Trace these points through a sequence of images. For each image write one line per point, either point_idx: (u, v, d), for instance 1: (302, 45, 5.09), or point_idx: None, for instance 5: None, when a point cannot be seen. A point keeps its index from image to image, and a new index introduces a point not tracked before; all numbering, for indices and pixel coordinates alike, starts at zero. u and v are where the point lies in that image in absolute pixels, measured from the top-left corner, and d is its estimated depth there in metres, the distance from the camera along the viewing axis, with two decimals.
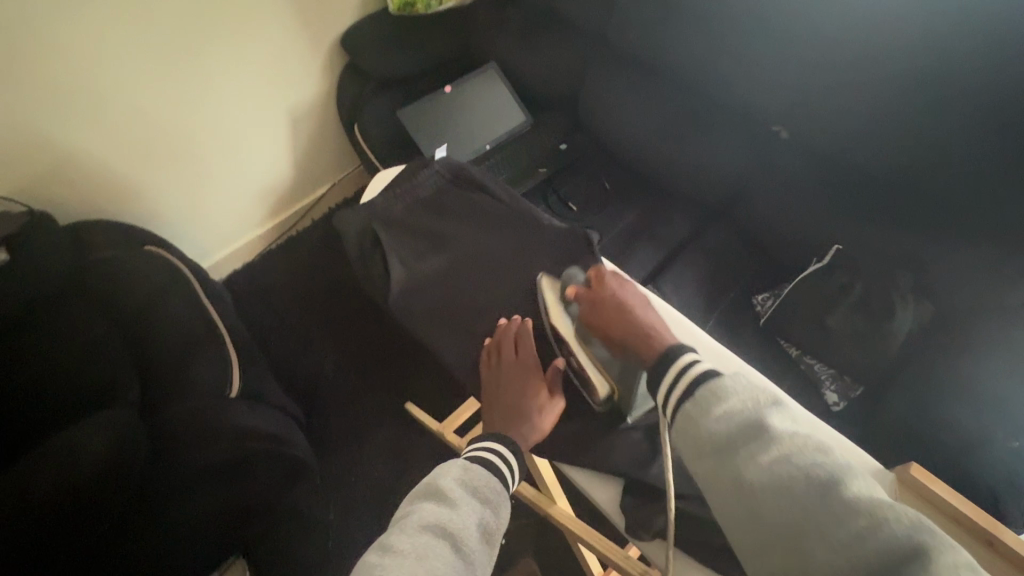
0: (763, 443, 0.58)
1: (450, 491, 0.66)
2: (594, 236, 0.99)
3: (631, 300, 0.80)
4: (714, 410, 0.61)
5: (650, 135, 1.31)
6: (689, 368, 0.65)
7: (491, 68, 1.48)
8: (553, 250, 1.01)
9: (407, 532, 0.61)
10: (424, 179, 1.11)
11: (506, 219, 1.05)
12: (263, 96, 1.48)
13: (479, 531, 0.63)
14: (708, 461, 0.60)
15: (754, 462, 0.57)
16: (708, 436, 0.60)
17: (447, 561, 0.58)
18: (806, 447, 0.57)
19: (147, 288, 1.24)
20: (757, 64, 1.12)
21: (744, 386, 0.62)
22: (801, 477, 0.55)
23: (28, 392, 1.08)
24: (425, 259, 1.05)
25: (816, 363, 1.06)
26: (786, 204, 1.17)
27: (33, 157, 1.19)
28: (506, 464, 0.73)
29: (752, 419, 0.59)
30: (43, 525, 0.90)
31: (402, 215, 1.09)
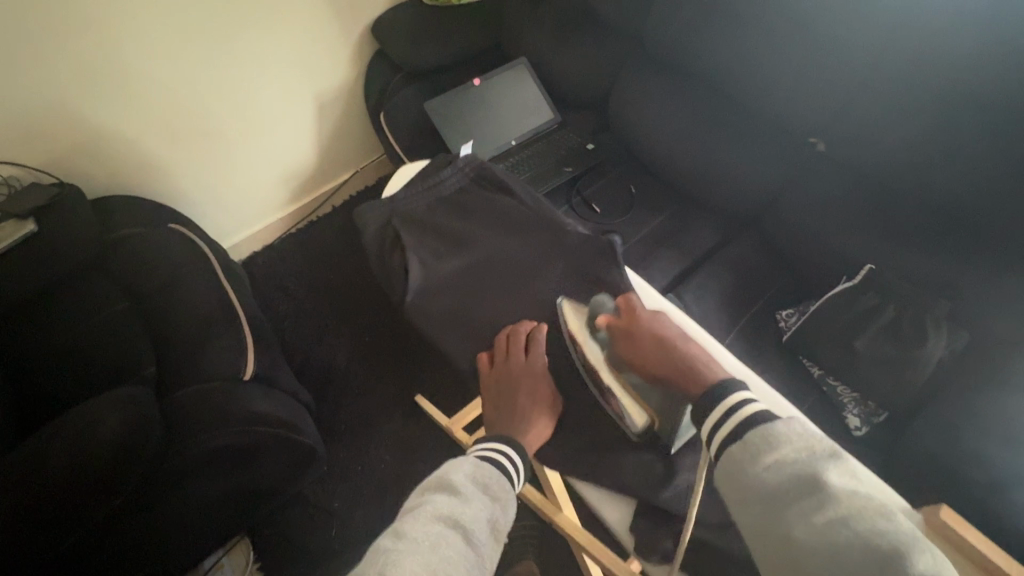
0: (819, 501, 0.52)
1: (462, 485, 0.65)
2: (619, 245, 0.96)
3: (669, 332, 0.76)
4: (763, 457, 0.57)
5: (680, 141, 1.28)
6: (739, 405, 0.62)
7: (522, 62, 1.45)
8: (575, 254, 0.98)
9: (419, 521, 0.60)
10: (448, 176, 1.09)
11: (528, 222, 1.03)
12: (291, 80, 1.48)
13: (489, 528, 0.63)
14: (755, 512, 0.56)
15: (805, 521, 0.52)
16: (754, 486, 0.56)
17: (458, 554, 0.57)
18: (869, 510, 0.50)
19: (168, 267, 1.25)
20: (796, 73, 1.08)
21: (798, 434, 0.58)
22: (859, 544, 0.48)
23: (55, 363, 1.13)
24: (443, 259, 1.03)
25: (838, 385, 1.03)
26: (818, 220, 1.13)
27: (64, 130, 1.20)
28: (515, 465, 0.72)
29: (806, 473, 0.54)
30: (55, 503, 0.90)
31: (423, 211, 1.07)
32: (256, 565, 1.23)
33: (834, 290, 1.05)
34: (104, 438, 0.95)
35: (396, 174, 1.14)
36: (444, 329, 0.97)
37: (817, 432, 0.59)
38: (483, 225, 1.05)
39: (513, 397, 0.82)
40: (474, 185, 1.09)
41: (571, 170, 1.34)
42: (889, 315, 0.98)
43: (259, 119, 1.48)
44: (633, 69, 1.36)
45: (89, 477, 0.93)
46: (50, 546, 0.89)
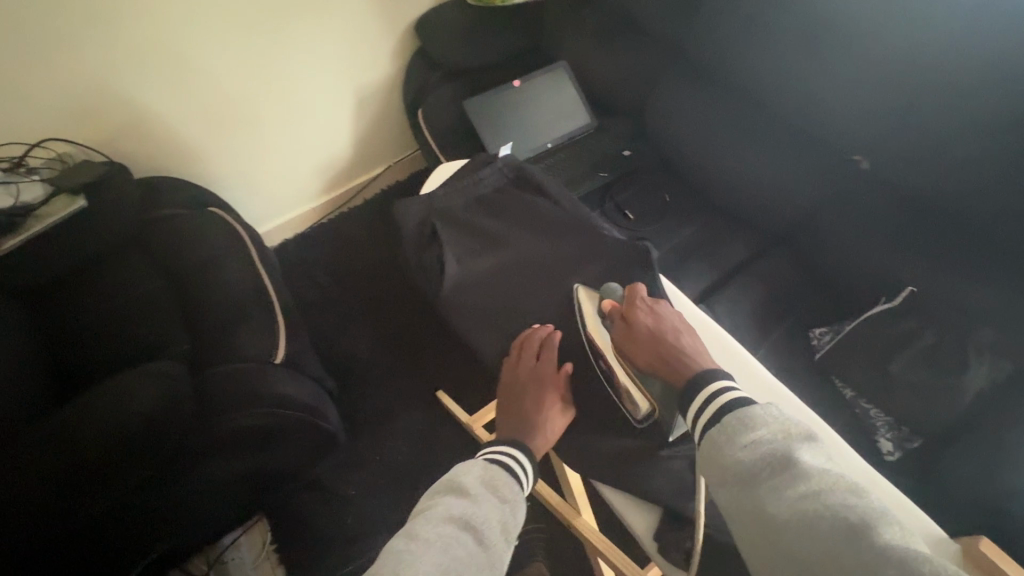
0: (790, 478, 0.58)
1: (472, 488, 0.66)
2: (654, 253, 0.96)
3: (667, 324, 0.80)
4: (741, 438, 0.62)
5: (718, 154, 1.27)
6: (721, 392, 0.68)
7: (562, 66, 1.47)
8: (612, 260, 0.98)
9: (432, 522, 0.61)
10: (487, 175, 1.08)
11: (567, 225, 1.02)
12: (331, 74, 1.51)
13: (500, 528, 0.63)
14: (731, 488, 0.61)
15: (778, 496, 0.57)
16: (732, 465, 0.61)
17: (469, 555, 0.59)
18: (836, 487, 0.56)
19: (204, 248, 1.28)
20: (844, 89, 1.06)
21: (775, 418, 0.63)
22: (826, 517, 0.54)
23: (94, 335, 1.17)
24: (478, 258, 1.02)
25: (870, 408, 1.00)
26: (856, 238, 1.11)
27: (111, 113, 1.25)
28: (523, 469, 0.73)
29: (780, 452, 0.60)
30: (85, 468, 0.93)
31: (461, 209, 1.05)
32: (273, 547, 1.27)
33: (871, 311, 1.03)
34: (138, 408, 0.98)
35: (432, 173, 1.13)
36: (473, 326, 0.97)
37: (793, 417, 0.64)
38: (522, 229, 1.04)
39: (524, 402, 0.84)
40: (512, 186, 1.08)
41: (605, 176, 1.35)
42: (926, 341, 0.97)
43: (296, 109, 1.51)
44: (673, 77, 1.35)
45: (117, 447, 0.96)
46: (72, 512, 0.91)
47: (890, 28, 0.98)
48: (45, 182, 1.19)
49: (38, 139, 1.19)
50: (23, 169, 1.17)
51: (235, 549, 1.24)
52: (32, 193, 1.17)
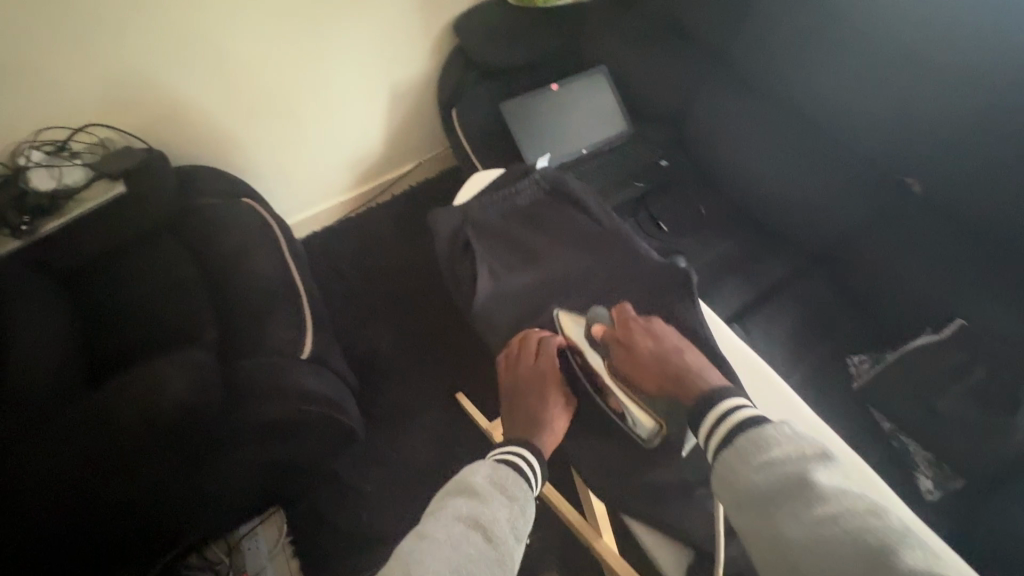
0: (809, 502, 0.57)
1: (482, 488, 0.63)
2: (694, 277, 0.91)
3: (666, 343, 0.80)
4: (756, 459, 0.61)
5: (760, 168, 1.24)
6: (734, 413, 0.66)
7: (602, 70, 1.43)
8: (645, 283, 0.94)
9: (441, 522, 0.60)
10: (523, 188, 1.07)
11: (602, 240, 1.00)
12: (369, 70, 1.51)
13: (511, 528, 0.60)
14: (749, 512, 0.60)
15: (798, 521, 0.57)
16: (748, 488, 0.60)
17: (478, 556, 0.57)
18: (856, 509, 0.55)
19: (237, 238, 1.28)
20: (898, 108, 1.02)
21: (789, 436, 0.62)
22: (850, 542, 0.53)
23: (127, 318, 1.18)
24: (513, 271, 1.01)
25: (911, 443, 0.97)
26: (902, 265, 1.07)
27: (150, 99, 1.26)
28: (532, 462, 0.69)
29: (796, 474, 0.59)
30: (119, 454, 0.96)
31: (497, 222, 1.04)
32: (288, 539, 1.28)
33: (917, 342, 0.99)
34: (171, 396, 1.00)
35: (469, 182, 1.11)
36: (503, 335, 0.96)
37: (807, 433, 0.64)
38: (557, 243, 1.02)
39: (526, 396, 0.81)
40: (549, 199, 1.06)
41: (641, 186, 1.32)
42: (979, 374, 0.93)
43: (330, 103, 1.51)
44: (715, 88, 1.32)
45: (152, 434, 0.98)
46: (107, 494, 0.94)
47: (954, 47, 0.93)
48: (85, 166, 1.22)
49: (81, 125, 1.22)
50: (65, 152, 1.20)
51: (252, 538, 1.26)
52: (73, 176, 1.20)
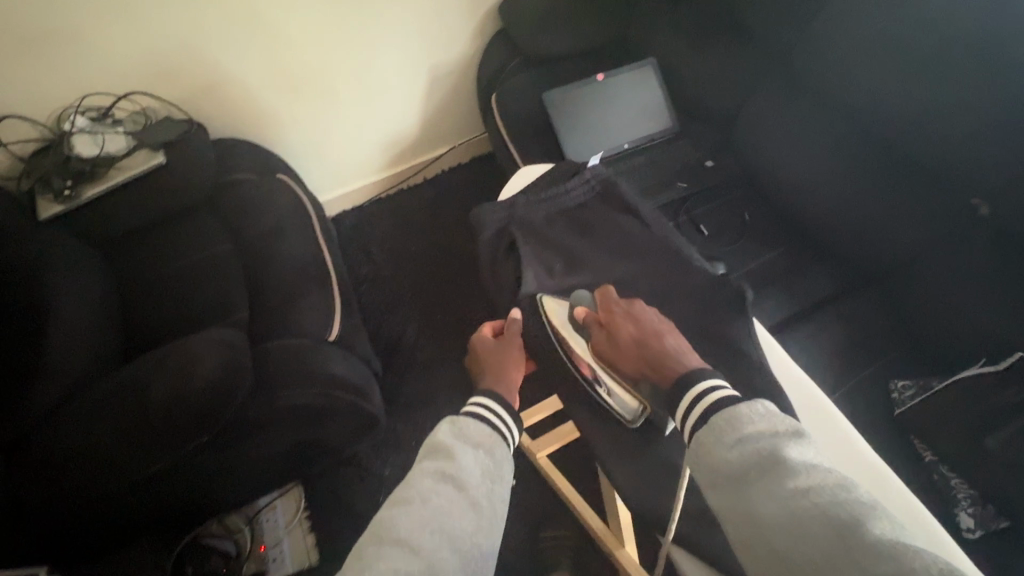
0: (780, 478, 0.53)
1: (447, 443, 0.62)
2: (749, 296, 0.84)
3: (649, 328, 0.74)
4: (728, 438, 0.57)
5: (812, 176, 1.19)
6: (708, 393, 0.61)
7: (651, 63, 1.39)
8: (695, 300, 0.87)
9: (415, 482, 0.58)
10: (574, 187, 1.01)
11: (651, 248, 0.94)
12: (410, 49, 1.47)
13: (483, 475, 0.60)
14: (721, 491, 0.57)
15: (768, 498, 0.53)
16: (720, 468, 0.57)
17: (450, 504, 0.56)
18: (826, 483, 0.52)
19: (272, 216, 1.29)
20: (971, 120, 0.95)
21: (761, 414, 0.58)
22: (818, 516, 0.50)
23: (161, 290, 1.20)
24: (556, 275, 0.94)
25: (952, 477, 0.93)
26: (957, 291, 1.02)
27: (192, 70, 1.26)
28: (489, 404, 0.67)
29: (768, 450, 0.55)
30: (146, 431, 0.96)
31: (542, 221, 0.99)
32: (306, 515, 1.29)
33: (966, 373, 0.95)
34: (205, 376, 0.98)
35: (514, 177, 1.08)
36: None
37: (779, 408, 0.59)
38: (605, 249, 0.97)
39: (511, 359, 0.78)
40: (599, 201, 1.02)
41: (684, 187, 1.28)
42: None
43: (368, 83, 1.48)
44: (771, 91, 1.27)
45: (177, 414, 0.96)
46: (134, 470, 0.94)
47: None
48: (128, 134, 1.22)
49: (126, 92, 1.23)
50: (108, 120, 1.21)
51: (270, 511, 1.28)
52: (116, 144, 1.20)
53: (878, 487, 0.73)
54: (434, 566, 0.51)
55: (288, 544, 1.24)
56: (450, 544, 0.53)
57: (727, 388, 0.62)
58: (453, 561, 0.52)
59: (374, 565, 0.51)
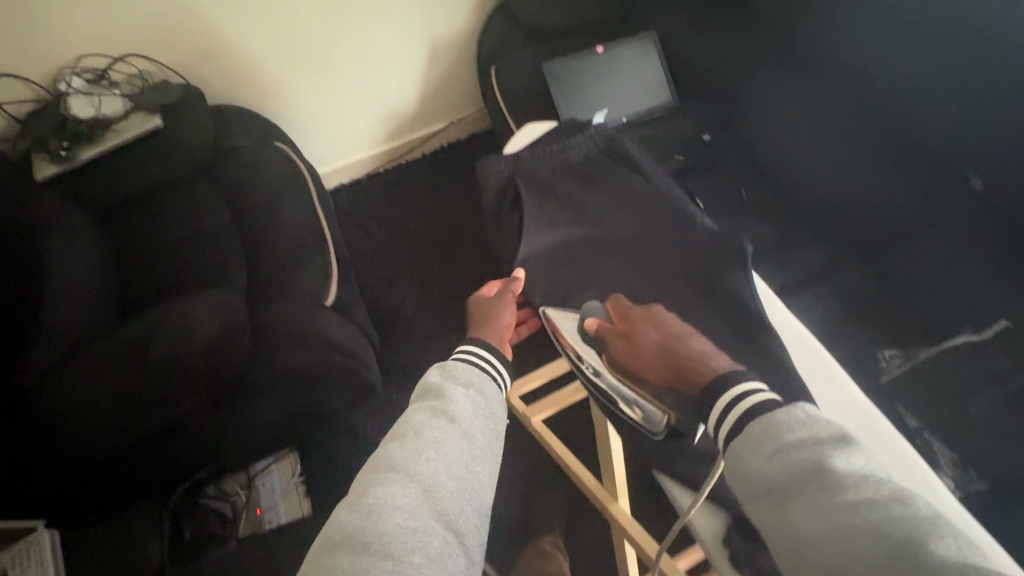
0: (826, 492, 0.50)
1: (439, 384, 0.65)
2: (749, 251, 0.86)
3: (671, 332, 0.70)
4: (767, 449, 0.54)
5: (808, 151, 1.19)
6: (743, 395, 0.58)
7: (651, 36, 1.39)
8: (698, 255, 0.90)
9: (409, 418, 0.62)
10: (578, 143, 1.01)
11: (652, 202, 0.95)
12: (410, 20, 1.47)
13: (476, 412, 0.64)
14: (761, 506, 0.54)
15: (812, 515, 0.50)
16: (760, 481, 0.54)
17: (443, 435, 0.59)
18: (880, 497, 0.48)
19: (271, 184, 1.28)
20: (957, 93, 0.97)
21: (802, 421, 0.54)
22: (872, 536, 0.47)
23: (157, 256, 1.20)
24: (560, 227, 0.96)
25: (934, 442, 0.92)
26: (947, 266, 1.03)
27: (191, 35, 1.27)
28: (480, 352, 0.71)
29: (812, 462, 0.51)
30: (143, 387, 0.97)
31: (547, 174, 0.98)
32: (301, 480, 1.28)
33: (952, 343, 0.99)
34: (207, 332, 1.01)
35: (518, 133, 1.05)
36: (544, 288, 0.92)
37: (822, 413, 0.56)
38: (608, 204, 0.97)
39: (499, 316, 0.79)
40: (603, 155, 1.01)
41: (682, 160, 1.29)
42: (1017, 383, 0.92)
43: (366, 52, 1.48)
44: (772, 63, 1.26)
45: (179, 371, 0.98)
46: (133, 422, 0.95)
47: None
48: (125, 97, 1.23)
49: (121, 55, 1.24)
50: (104, 82, 1.22)
51: (266, 476, 1.27)
52: (112, 107, 1.22)
53: (875, 437, 0.72)
54: (432, 490, 0.55)
55: (284, 511, 1.23)
56: (447, 469, 0.57)
57: (764, 392, 0.58)
58: (450, 486, 0.56)
59: (373, 490, 0.54)
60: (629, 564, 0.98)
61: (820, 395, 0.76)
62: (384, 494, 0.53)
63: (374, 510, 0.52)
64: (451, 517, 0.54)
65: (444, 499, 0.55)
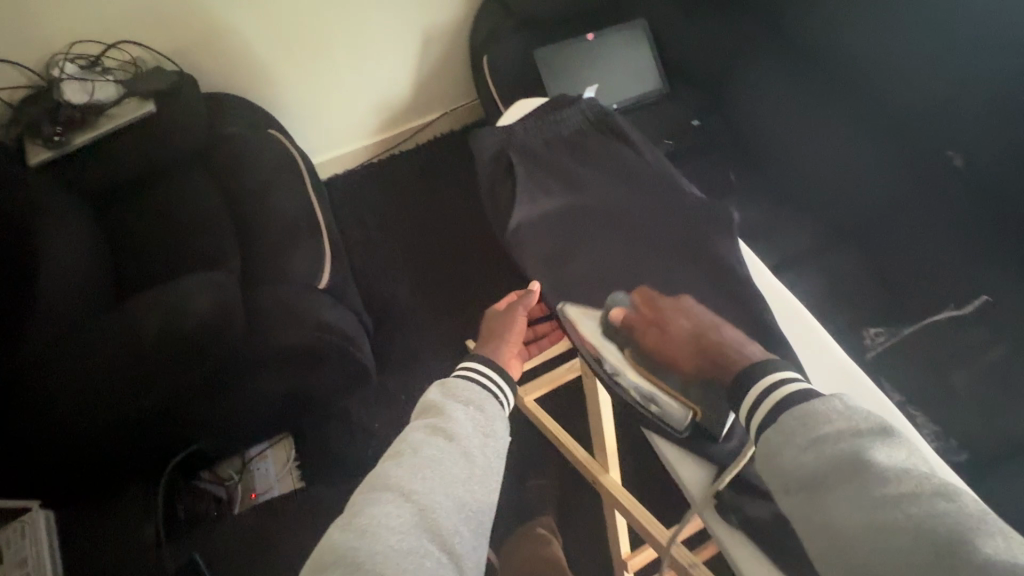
0: (865, 484, 0.51)
1: (438, 401, 0.66)
2: (734, 218, 0.90)
3: (703, 320, 0.73)
4: (803, 438, 0.55)
5: (796, 134, 1.21)
6: (778, 384, 0.59)
7: (641, 23, 1.41)
8: (689, 220, 0.91)
9: (407, 437, 0.63)
10: (568, 116, 1.03)
11: (644, 174, 0.97)
12: (403, 9, 1.48)
13: (476, 429, 0.64)
14: (797, 495, 0.56)
15: (851, 505, 0.51)
16: (796, 471, 0.55)
17: (440, 454, 0.60)
18: (920, 491, 0.49)
19: (264, 170, 1.29)
20: (937, 75, 1.00)
21: (840, 413, 0.55)
22: (912, 528, 0.48)
23: (148, 240, 1.21)
24: (553, 195, 0.96)
25: (918, 416, 0.94)
26: (929, 246, 1.06)
27: (183, 21, 1.29)
28: (482, 368, 0.71)
29: (851, 453, 0.53)
30: (133, 368, 0.98)
31: (539, 147, 1.00)
32: (295, 464, 1.29)
33: (936, 317, 1.01)
34: (201, 313, 1.02)
35: (511, 107, 1.07)
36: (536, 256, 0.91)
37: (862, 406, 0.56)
38: (600, 173, 0.98)
39: (507, 333, 0.80)
40: (594, 128, 1.02)
41: (671, 144, 1.30)
42: (996, 355, 0.94)
43: (360, 39, 1.49)
44: (761, 46, 1.27)
45: (173, 352, 0.99)
46: (127, 402, 0.96)
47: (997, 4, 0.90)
48: (117, 83, 1.25)
49: (115, 41, 1.26)
50: (98, 68, 1.24)
51: (260, 461, 1.29)
52: (105, 92, 1.23)
53: (853, 390, 0.73)
54: (426, 510, 0.56)
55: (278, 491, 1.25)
56: (443, 489, 0.58)
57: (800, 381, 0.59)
58: (446, 505, 0.57)
59: (367, 510, 0.55)
60: (619, 535, 1.00)
61: (803, 351, 0.78)
62: (378, 515, 0.55)
63: (366, 532, 0.53)
64: (445, 538, 0.55)
65: (438, 519, 0.56)
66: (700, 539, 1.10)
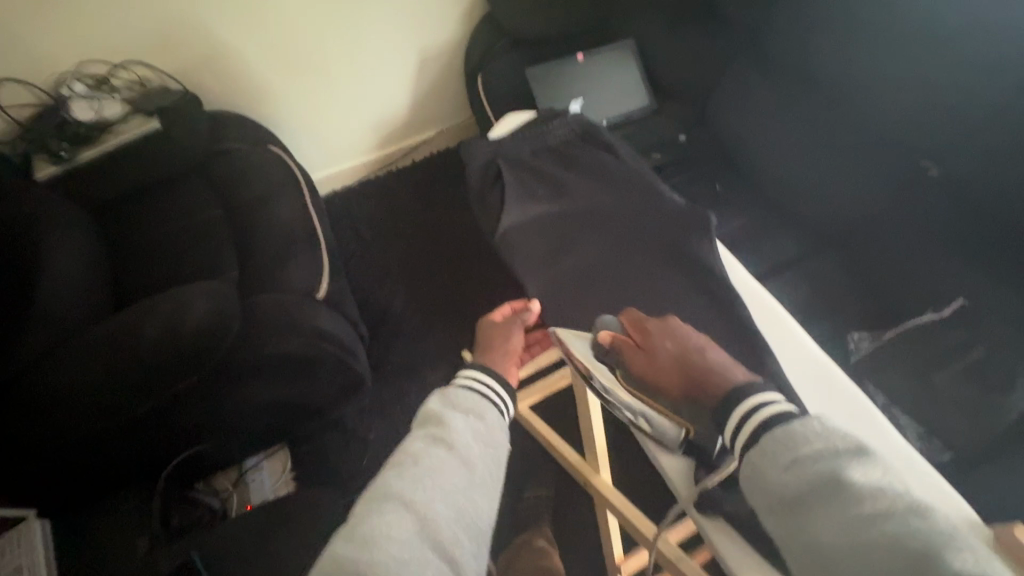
0: (843, 505, 0.49)
1: (439, 411, 0.67)
2: (714, 222, 0.92)
3: (687, 343, 0.68)
4: (783, 459, 0.53)
5: (778, 146, 1.25)
6: (757, 408, 0.57)
7: (627, 44, 1.48)
8: (670, 222, 0.94)
9: (409, 447, 0.64)
10: (554, 127, 1.08)
11: (627, 180, 1.00)
12: (399, 30, 1.54)
13: (475, 438, 0.66)
14: (776, 516, 0.53)
15: (829, 528, 0.49)
16: (776, 493, 0.53)
17: (440, 462, 0.62)
18: (895, 510, 0.47)
19: (264, 184, 1.32)
20: (907, 87, 1.05)
21: (818, 432, 0.53)
22: (887, 548, 0.46)
23: (149, 251, 1.24)
24: (541, 202, 1.00)
25: (902, 416, 0.96)
26: (908, 251, 1.10)
27: (189, 42, 1.34)
28: (486, 379, 0.72)
29: (828, 473, 0.51)
30: (131, 375, 0.98)
31: (527, 156, 1.06)
32: (291, 476, 1.28)
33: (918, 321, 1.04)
34: (196, 320, 1.01)
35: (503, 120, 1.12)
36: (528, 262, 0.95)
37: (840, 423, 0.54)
38: (585, 181, 1.02)
39: (505, 342, 0.80)
40: (579, 138, 1.07)
41: (659, 157, 1.35)
42: (975, 355, 0.97)
43: (358, 59, 1.54)
44: (742, 65, 1.34)
45: (165, 355, 0.99)
46: (129, 406, 0.98)
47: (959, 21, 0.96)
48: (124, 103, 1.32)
49: (122, 61, 1.31)
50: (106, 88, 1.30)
51: (256, 473, 1.26)
52: (112, 110, 1.30)
53: (827, 379, 0.76)
54: (426, 518, 0.57)
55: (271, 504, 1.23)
56: (443, 497, 0.59)
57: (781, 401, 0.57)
58: (446, 514, 0.58)
59: (369, 520, 0.57)
60: (612, 538, 1.01)
61: (775, 343, 0.81)
62: (379, 525, 0.56)
63: (368, 541, 0.55)
64: (446, 546, 0.56)
65: (440, 528, 0.57)
66: (693, 543, 1.11)
